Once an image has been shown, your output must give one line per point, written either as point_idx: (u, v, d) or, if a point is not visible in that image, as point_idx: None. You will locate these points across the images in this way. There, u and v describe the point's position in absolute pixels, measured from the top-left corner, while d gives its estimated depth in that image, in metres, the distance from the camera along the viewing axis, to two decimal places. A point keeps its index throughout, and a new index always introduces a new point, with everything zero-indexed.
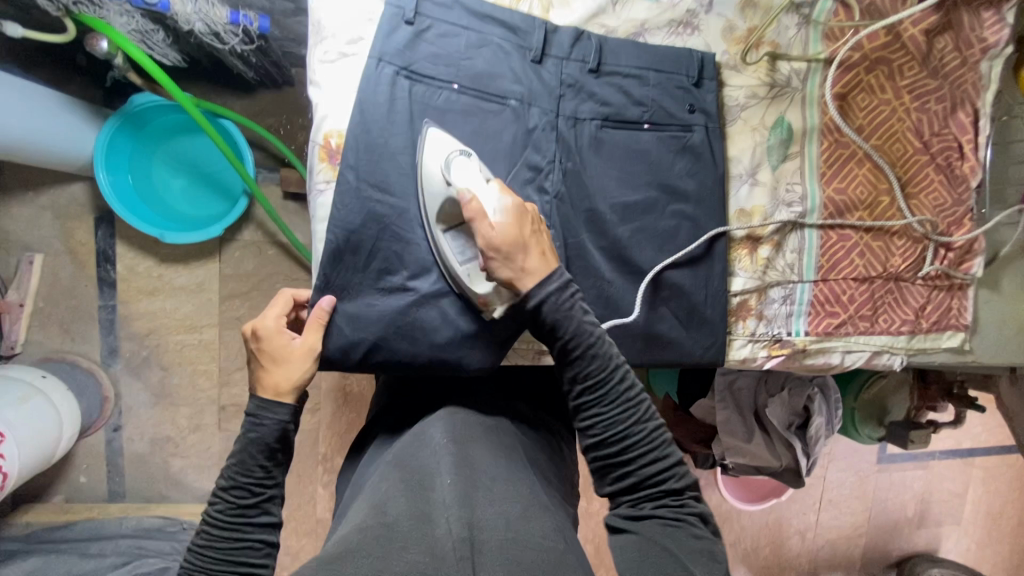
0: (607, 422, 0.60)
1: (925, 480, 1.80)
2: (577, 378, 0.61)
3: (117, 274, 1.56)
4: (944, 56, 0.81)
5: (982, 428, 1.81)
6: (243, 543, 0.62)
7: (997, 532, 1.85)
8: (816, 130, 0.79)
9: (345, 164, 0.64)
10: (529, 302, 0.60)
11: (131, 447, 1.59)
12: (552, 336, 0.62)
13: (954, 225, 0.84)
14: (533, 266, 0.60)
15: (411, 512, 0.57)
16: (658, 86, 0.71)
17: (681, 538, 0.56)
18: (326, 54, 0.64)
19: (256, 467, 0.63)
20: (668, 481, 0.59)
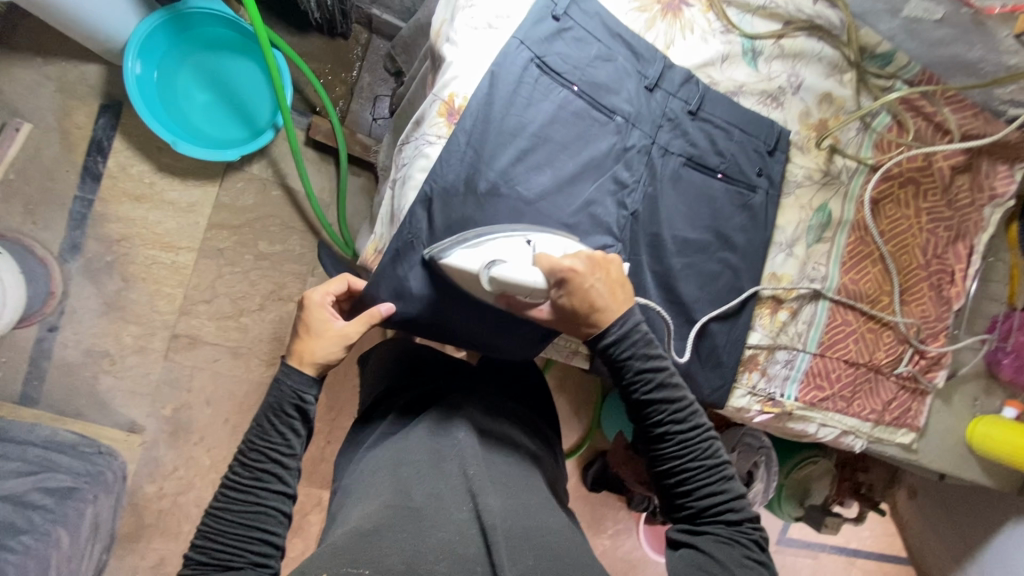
0: (669, 456, 0.61)
1: (813, 568, 1.95)
2: (638, 414, 0.63)
3: (105, 169, 1.45)
4: (959, 192, 0.94)
5: (872, 532, 2.00)
6: (257, 508, 0.64)
7: None
8: (850, 223, 0.89)
9: (460, 125, 0.65)
10: (603, 340, 0.61)
11: (61, 353, 1.44)
12: (617, 375, 0.63)
13: (932, 337, 0.95)
14: (604, 305, 0.61)
15: (434, 494, 0.62)
16: (740, 144, 0.78)
17: (738, 569, 0.58)
18: (473, 20, 0.67)
19: (273, 433, 0.68)
20: (726, 513, 0.60)
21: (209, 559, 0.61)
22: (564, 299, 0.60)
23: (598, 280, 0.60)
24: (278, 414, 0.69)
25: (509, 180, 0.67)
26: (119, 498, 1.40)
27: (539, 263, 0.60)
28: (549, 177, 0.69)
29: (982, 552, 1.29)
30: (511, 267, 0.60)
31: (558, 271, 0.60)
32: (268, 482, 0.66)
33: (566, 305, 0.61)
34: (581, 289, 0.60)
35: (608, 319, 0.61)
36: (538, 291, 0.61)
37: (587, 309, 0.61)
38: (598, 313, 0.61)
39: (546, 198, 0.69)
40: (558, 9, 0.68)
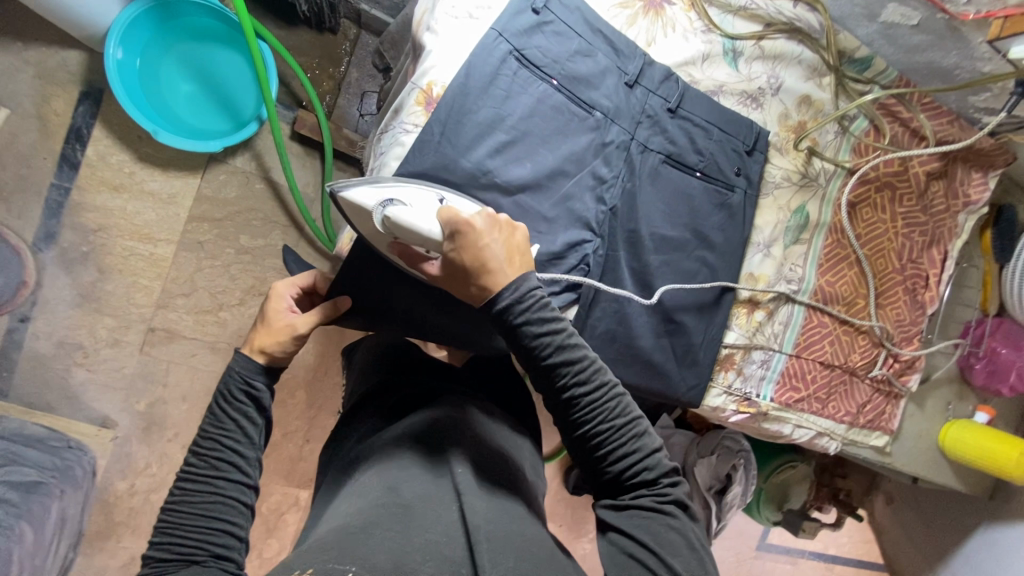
0: (580, 425, 0.60)
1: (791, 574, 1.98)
2: (543, 383, 0.60)
3: (84, 157, 1.43)
4: (935, 199, 0.96)
5: (849, 539, 2.03)
6: (215, 498, 0.64)
7: None
8: (826, 226, 0.90)
9: (437, 115, 0.65)
10: (496, 308, 0.58)
11: (33, 345, 1.41)
12: (514, 343, 0.59)
13: (906, 341, 0.97)
14: (498, 267, 0.58)
15: (425, 496, 0.62)
16: (719, 143, 0.79)
17: (660, 526, 0.59)
18: (452, 9, 0.66)
19: (227, 421, 0.68)
20: (643, 472, 0.61)
21: (169, 557, 0.59)
22: (459, 253, 0.58)
23: (493, 238, 0.58)
24: (230, 402, 0.69)
25: (486, 172, 0.66)
26: (88, 493, 1.37)
27: (438, 215, 0.59)
28: (526, 172, 0.69)
29: (953, 557, 1.30)
30: (406, 212, 0.59)
31: (459, 223, 0.58)
32: (226, 471, 0.65)
33: (461, 263, 0.59)
34: (478, 246, 0.58)
35: (504, 285, 0.58)
36: (434, 241, 0.59)
37: (484, 272, 0.58)
38: (493, 273, 0.58)
39: (523, 191, 0.69)
40: (537, 2, 0.68)
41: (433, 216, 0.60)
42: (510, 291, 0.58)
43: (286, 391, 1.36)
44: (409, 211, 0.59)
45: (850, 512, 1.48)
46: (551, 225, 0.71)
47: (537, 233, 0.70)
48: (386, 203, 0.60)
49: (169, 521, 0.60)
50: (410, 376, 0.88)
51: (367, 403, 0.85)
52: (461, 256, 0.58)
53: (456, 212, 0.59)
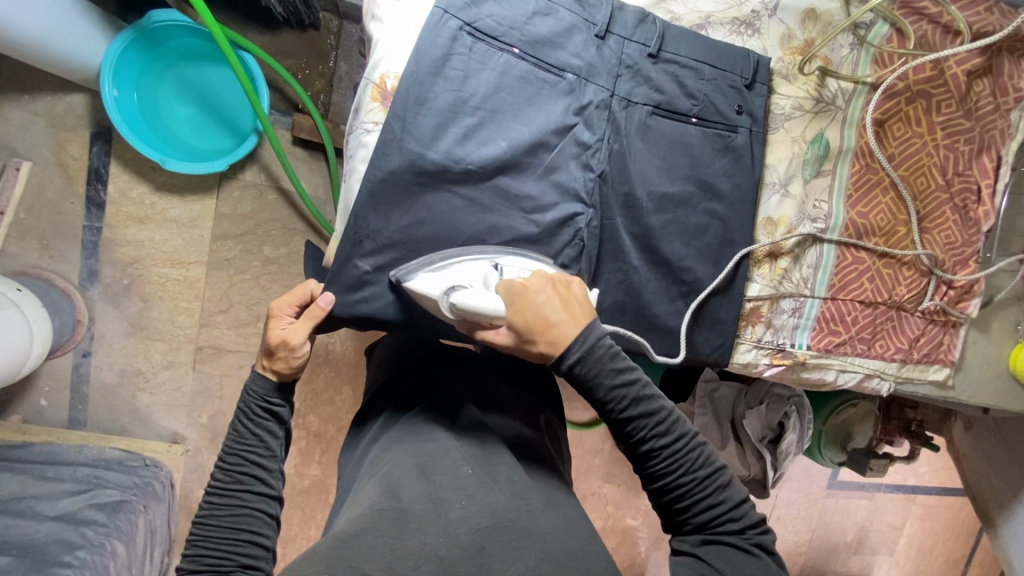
0: (657, 472, 0.58)
1: (868, 509, 1.92)
2: (618, 433, 0.59)
3: (107, 196, 1.49)
4: (979, 99, 0.84)
5: (928, 468, 1.94)
6: (243, 511, 0.68)
7: (925, 566, 1.99)
8: (851, 151, 0.81)
9: (394, 111, 0.62)
10: (565, 364, 0.57)
11: (98, 376, 1.52)
12: (590, 396, 0.58)
13: (960, 265, 0.87)
14: (562, 327, 0.57)
15: (425, 496, 0.64)
16: (712, 81, 0.71)
17: (749, 573, 0.56)
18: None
19: (250, 436, 0.72)
20: (730, 524, 0.58)
21: (200, 567, 0.65)
22: (521, 321, 0.57)
23: (549, 296, 0.58)
24: (252, 418, 0.73)
25: (457, 160, 0.63)
26: (171, 505, 1.49)
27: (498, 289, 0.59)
28: (502, 153, 0.64)
29: None
30: (469, 293, 0.58)
31: (520, 293, 0.58)
32: (251, 483, 0.70)
33: (521, 326, 0.57)
34: (534, 311, 0.57)
35: (571, 343, 0.56)
36: (497, 316, 0.58)
37: (551, 337, 0.57)
38: (556, 335, 0.57)
39: (499, 174, 0.65)
40: None
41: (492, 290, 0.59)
42: (583, 345, 0.56)
43: (332, 390, 1.42)
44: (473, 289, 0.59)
45: (925, 444, 1.40)
46: (535, 204, 0.67)
47: (523, 214, 0.67)
48: (450, 287, 0.60)
49: (199, 535, 0.64)
50: (420, 367, 0.91)
51: (380, 400, 0.88)
52: (519, 318, 0.57)
53: (514, 282, 0.58)
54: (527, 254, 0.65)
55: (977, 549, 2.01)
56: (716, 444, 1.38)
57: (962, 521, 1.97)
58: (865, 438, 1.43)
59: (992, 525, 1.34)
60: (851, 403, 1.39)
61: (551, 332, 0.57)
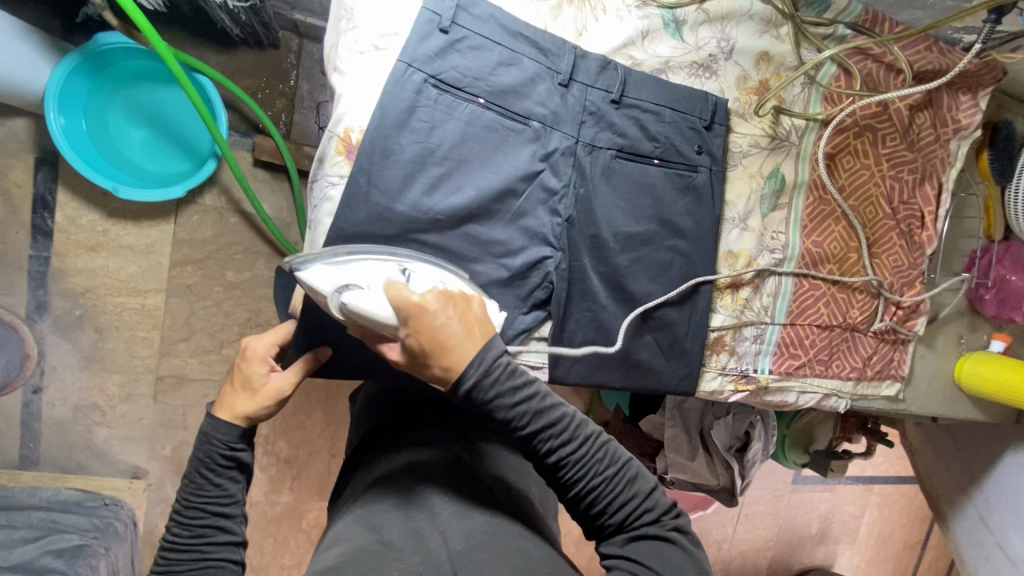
0: (570, 483, 0.60)
1: (830, 502, 2.01)
2: (528, 450, 0.60)
3: (55, 224, 1.42)
4: (922, 131, 0.91)
5: (884, 459, 2.04)
6: (205, 563, 0.68)
7: (884, 552, 2.10)
8: (805, 184, 0.84)
9: (358, 165, 0.60)
10: (462, 387, 0.56)
11: (51, 413, 1.45)
12: (490, 418, 0.58)
13: (906, 286, 0.94)
14: (456, 346, 0.55)
15: (406, 527, 0.66)
16: (673, 124, 0.73)
17: (669, 559, 0.59)
18: (356, 44, 0.60)
19: (209, 488, 0.70)
20: (645, 515, 0.61)
21: None
22: (416, 340, 0.55)
23: (450, 316, 0.55)
24: (213, 468, 0.71)
25: (425, 211, 0.62)
26: (134, 543, 1.43)
27: (388, 294, 0.55)
28: (472, 202, 0.64)
29: (986, 480, 1.29)
30: (362, 298, 0.55)
31: (417, 309, 0.54)
32: (211, 535, 0.69)
33: (417, 347, 0.55)
34: (429, 331, 0.55)
35: (467, 368, 0.55)
36: (389, 326, 0.56)
37: (446, 360, 0.55)
38: (451, 354, 0.55)
39: (469, 222, 0.65)
40: (445, 20, 0.62)
41: (385, 294, 0.55)
42: (480, 365, 0.55)
43: (301, 416, 1.39)
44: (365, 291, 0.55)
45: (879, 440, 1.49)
46: (503, 249, 0.68)
47: (493, 259, 0.68)
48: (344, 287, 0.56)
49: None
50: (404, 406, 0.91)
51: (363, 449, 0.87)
52: (415, 332, 0.55)
53: (405, 292, 0.55)
54: (441, 265, 0.62)
55: (931, 533, 2.12)
56: (686, 455, 1.42)
57: (918, 507, 2.07)
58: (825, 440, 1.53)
59: (945, 520, 1.41)
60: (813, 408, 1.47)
61: (447, 356, 0.55)
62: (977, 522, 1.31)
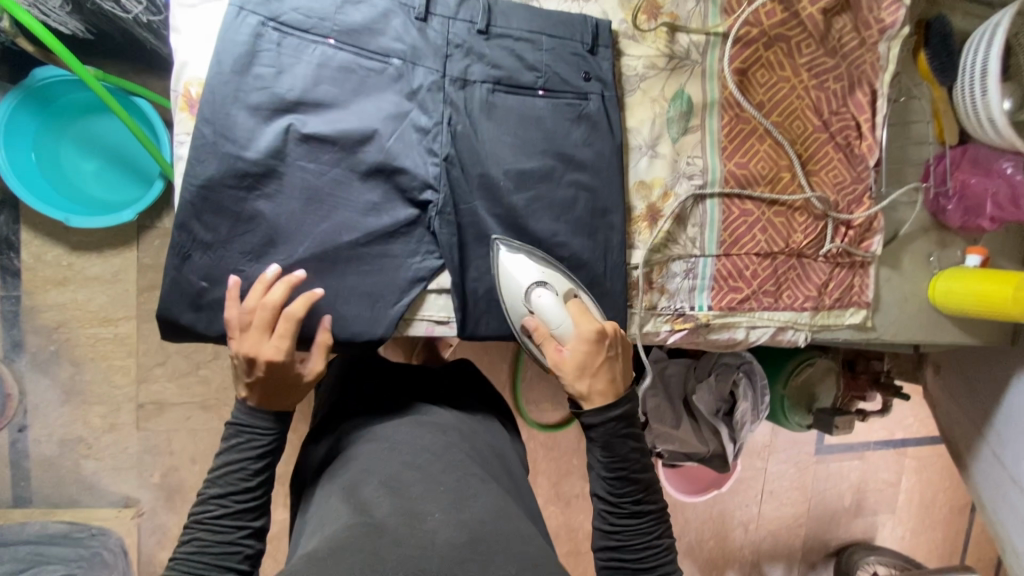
0: (634, 535, 0.62)
1: (861, 470, 1.87)
2: (613, 484, 0.62)
3: (22, 263, 1.27)
4: (843, 36, 0.85)
5: (914, 418, 1.91)
6: (227, 550, 0.59)
7: (930, 519, 1.95)
8: (716, 104, 0.79)
9: (201, 117, 0.59)
10: (591, 410, 0.63)
11: (39, 451, 1.30)
12: (608, 445, 0.62)
13: (855, 203, 0.87)
14: (612, 382, 0.63)
15: (398, 509, 0.57)
16: (551, 51, 0.71)
17: None
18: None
19: (240, 465, 0.62)
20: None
21: None
22: (581, 357, 0.62)
23: (616, 353, 0.64)
24: (243, 447, 0.63)
25: (281, 158, 0.61)
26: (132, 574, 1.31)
27: (573, 312, 0.65)
28: (332, 148, 0.62)
29: (995, 413, 1.19)
30: (549, 304, 0.66)
31: (592, 338, 0.63)
32: (240, 520, 0.61)
33: (580, 361, 0.62)
34: (594, 357, 0.62)
35: (602, 399, 0.62)
36: (562, 333, 0.65)
37: (597, 388, 0.62)
38: (605, 384, 0.62)
39: (335, 171, 0.63)
40: None
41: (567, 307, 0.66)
42: (619, 411, 0.62)
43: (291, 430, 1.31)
44: (551, 299, 0.66)
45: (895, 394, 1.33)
46: (379, 195, 0.65)
47: (369, 208, 0.65)
48: (537, 283, 0.67)
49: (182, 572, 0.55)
50: (371, 382, 0.82)
51: (328, 424, 0.77)
52: (572, 357, 0.63)
53: (591, 317, 0.64)
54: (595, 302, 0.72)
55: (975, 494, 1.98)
56: (670, 425, 1.34)
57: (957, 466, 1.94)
58: (830, 398, 1.38)
59: (964, 466, 1.29)
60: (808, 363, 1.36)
61: (588, 388, 0.62)
62: (992, 461, 1.20)
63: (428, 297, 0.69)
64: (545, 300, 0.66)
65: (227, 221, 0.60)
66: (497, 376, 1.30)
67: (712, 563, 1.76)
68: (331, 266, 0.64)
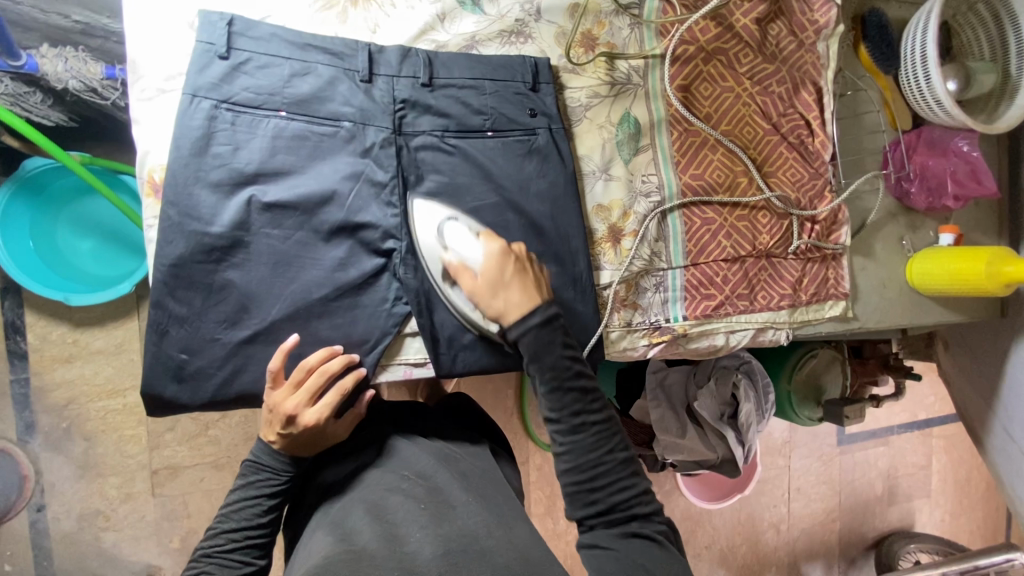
0: (584, 451, 0.59)
1: (888, 456, 1.83)
2: (553, 406, 0.60)
3: (28, 345, 1.30)
4: (783, 41, 0.88)
5: (935, 397, 1.87)
6: None
7: (967, 499, 1.90)
8: (663, 121, 0.83)
9: (166, 201, 0.63)
10: (517, 326, 0.61)
11: (59, 528, 1.31)
12: (537, 365, 0.60)
13: (817, 199, 0.89)
14: (523, 292, 0.62)
15: (381, 535, 0.59)
16: (495, 94, 0.74)
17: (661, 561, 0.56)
18: (142, 92, 0.65)
19: (249, 501, 0.68)
20: (638, 506, 0.59)
21: None
22: (496, 270, 0.63)
23: (524, 267, 0.64)
24: (257, 485, 0.69)
25: (245, 229, 0.64)
26: None
27: (481, 240, 0.66)
28: (294, 212, 0.66)
29: (1000, 385, 1.15)
30: (460, 235, 0.66)
31: (498, 255, 0.64)
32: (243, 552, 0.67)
33: (495, 275, 0.63)
34: (506, 275, 0.63)
35: (515, 316, 0.61)
36: (476, 258, 0.65)
37: (509, 305, 0.62)
38: (521, 289, 0.62)
39: (299, 234, 0.66)
40: (222, 48, 0.64)
41: (476, 238, 0.66)
42: (538, 314, 0.60)
43: None
44: (461, 225, 0.67)
45: (907, 376, 1.31)
46: (344, 250, 0.68)
47: (334, 264, 0.67)
48: (446, 221, 0.68)
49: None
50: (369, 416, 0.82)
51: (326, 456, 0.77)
52: (489, 277, 0.63)
53: (499, 240, 0.65)
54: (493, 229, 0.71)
55: None
56: (676, 433, 1.30)
57: None
58: (837, 387, 1.35)
59: (980, 441, 1.25)
60: (812, 355, 1.32)
61: (502, 305, 0.62)
62: (1004, 436, 1.17)
63: (405, 340, 0.71)
64: (459, 225, 0.66)
65: (200, 294, 0.63)
66: (503, 404, 1.31)
67: (748, 570, 1.72)
68: (303, 324, 0.66)
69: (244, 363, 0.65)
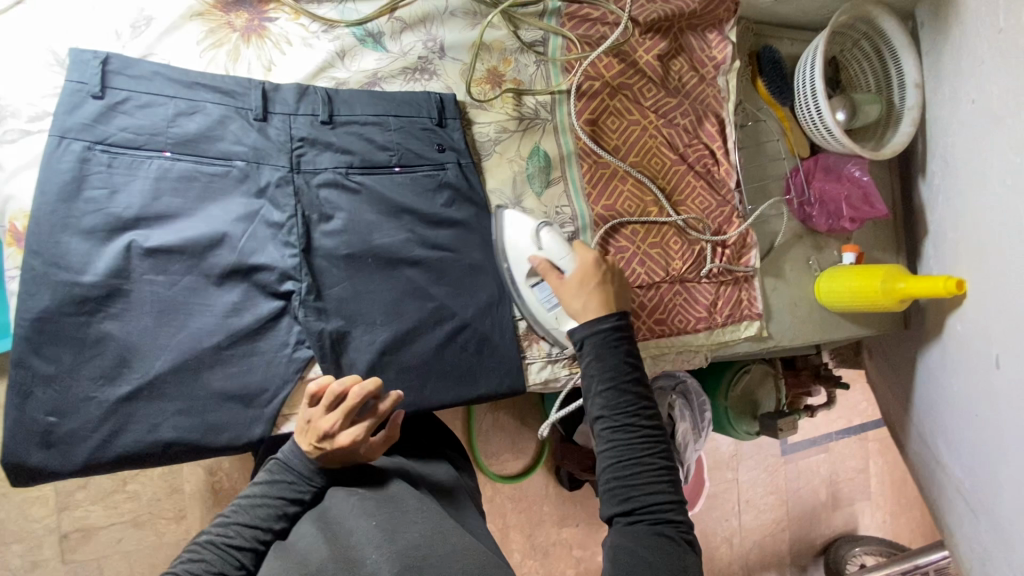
0: (629, 445, 0.58)
1: (828, 462, 1.90)
2: (607, 402, 0.60)
3: None
4: (684, 76, 0.92)
5: (867, 403, 1.96)
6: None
7: (905, 499, 1.98)
8: (573, 154, 0.84)
9: (29, 251, 0.59)
10: (591, 328, 0.63)
11: None
12: (600, 362, 0.61)
13: (726, 224, 0.92)
14: (608, 298, 0.65)
15: (334, 553, 0.53)
16: (401, 130, 0.74)
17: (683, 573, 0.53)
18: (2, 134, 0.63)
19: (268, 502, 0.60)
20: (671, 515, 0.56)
21: None
22: (586, 271, 0.66)
23: (609, 278, 0.67)
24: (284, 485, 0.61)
25: (124, 277, 0.61)
26: None
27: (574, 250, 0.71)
28: (181, 257, 0.63)
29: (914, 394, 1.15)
30: (554, 241, 0.72)
31: (590, 264, 0.68)
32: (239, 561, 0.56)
33: (585, 277, 0.66)
34: (596, 280, 0.66)
35: (591, 318, 0.63)
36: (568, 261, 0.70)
37: (598, 300, 0.64)
38: (602, 299, 0.64)
39: (187, 279, 0.63)
40: (95, 87, 0.62)
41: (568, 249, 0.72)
42: (613, 321, 0.62)
43: None
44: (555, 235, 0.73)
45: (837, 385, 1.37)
46: (238, 294, 0.65)
47: (227, 309, 0.64)
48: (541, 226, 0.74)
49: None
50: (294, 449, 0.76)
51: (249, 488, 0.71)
52: (579, 277, 0.66)
53: (590, 251, 0.70)
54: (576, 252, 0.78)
55: None
56: None
57: None
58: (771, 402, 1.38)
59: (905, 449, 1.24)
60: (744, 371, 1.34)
61: (584, 304, 0.64)
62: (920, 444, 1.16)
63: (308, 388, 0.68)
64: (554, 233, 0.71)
65: (70, 352, 0.59)
66: None
67: None
68: (193, 374, 0.62)
69: (124, 421, 0.60)
